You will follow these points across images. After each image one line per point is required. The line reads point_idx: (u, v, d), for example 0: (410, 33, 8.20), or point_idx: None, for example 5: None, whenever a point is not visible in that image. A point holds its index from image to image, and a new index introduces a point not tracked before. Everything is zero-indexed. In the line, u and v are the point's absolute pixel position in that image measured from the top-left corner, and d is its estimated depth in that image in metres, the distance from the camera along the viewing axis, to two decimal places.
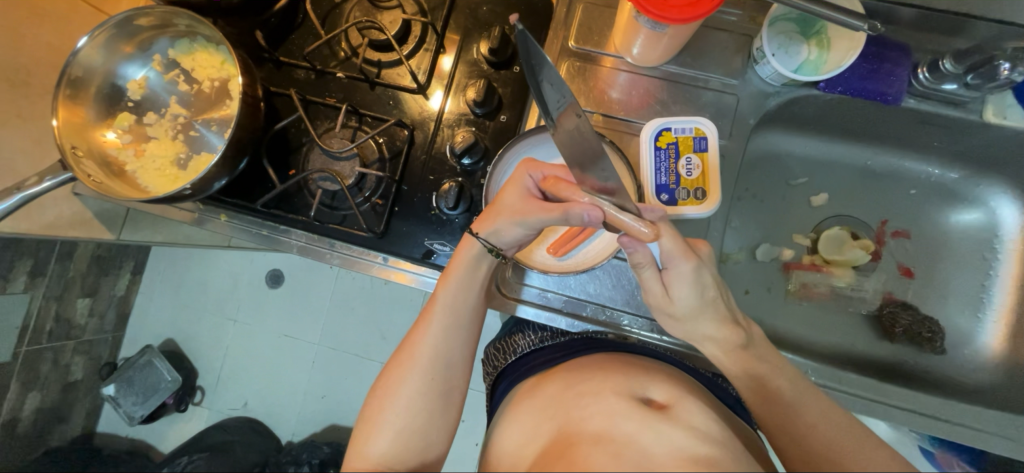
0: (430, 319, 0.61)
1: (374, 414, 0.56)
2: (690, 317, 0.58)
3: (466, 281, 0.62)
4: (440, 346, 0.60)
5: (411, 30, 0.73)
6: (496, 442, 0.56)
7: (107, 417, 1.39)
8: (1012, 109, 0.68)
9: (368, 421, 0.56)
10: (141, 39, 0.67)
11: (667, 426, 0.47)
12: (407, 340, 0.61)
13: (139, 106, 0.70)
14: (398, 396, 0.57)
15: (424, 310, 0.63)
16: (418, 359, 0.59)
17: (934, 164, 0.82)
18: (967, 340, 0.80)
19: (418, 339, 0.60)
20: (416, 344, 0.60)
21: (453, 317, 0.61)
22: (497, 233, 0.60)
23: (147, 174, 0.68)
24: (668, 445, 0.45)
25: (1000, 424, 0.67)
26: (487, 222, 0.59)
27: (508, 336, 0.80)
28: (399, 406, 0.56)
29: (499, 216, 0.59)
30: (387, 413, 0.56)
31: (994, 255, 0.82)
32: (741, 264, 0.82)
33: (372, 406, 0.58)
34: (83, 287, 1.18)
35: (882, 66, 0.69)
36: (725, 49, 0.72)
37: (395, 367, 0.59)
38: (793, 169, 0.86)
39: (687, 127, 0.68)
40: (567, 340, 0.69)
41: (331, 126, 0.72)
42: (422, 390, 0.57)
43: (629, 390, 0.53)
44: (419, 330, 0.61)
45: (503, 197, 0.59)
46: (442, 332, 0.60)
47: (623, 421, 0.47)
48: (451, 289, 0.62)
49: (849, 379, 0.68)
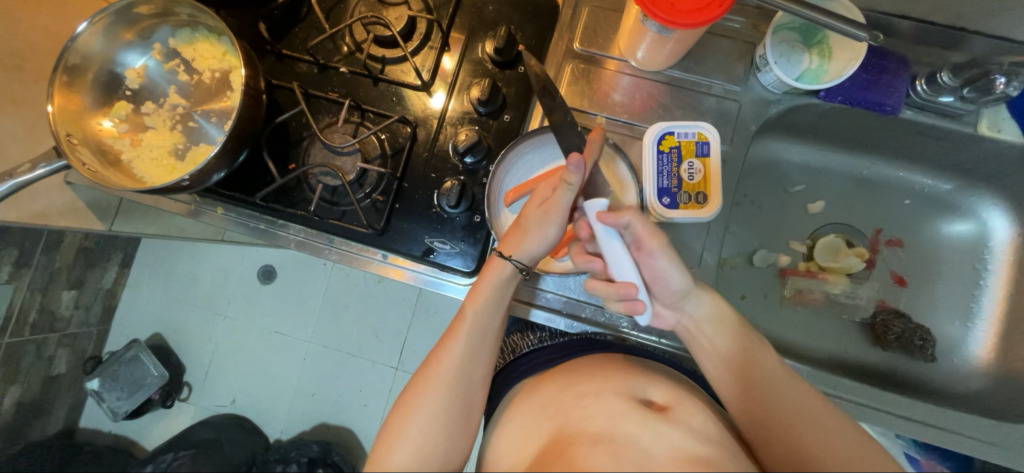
0: (457, 336, 0.60)
1: (397, 430, 0.54)
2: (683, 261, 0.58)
3: (494, 299, 0.62)
4: (465, 363, 0.59)
5: (416, 27, 0.72)
6: (495, 439, 0.56)
7: (90, 412, 1.37)
8: (1006, 122, 0.70)
9: (389, 436, 0.54)
10: (141, 27, 0.66)
11: (667, 426, 0.47)
12: (433, 355, 0.60)
13: (138, 95, 0.68)
14: (421, 413, 0.55)
15: (450, 327, 0.62)
16: (444, 374, 0.57)
17: (928, 175, 0.84)
18: (956, 348, 0.82)
19: (446, 353, 0.59)
20: (442, 358, 0.59)
21: (479, 335, 0.60)
22: (528, 248, 0.61)
23: (143, 164, 0.67)
24: (667, 445, 0.45)
25: (990, 431, 0.68)
26: (519, 240, 0.61)
27: (512, 336, 0.80)
28: (423, 420, 0.54)
29: (526, 232, 0.61)
30: (410, 425, 0.54)
31: (984, 265, 0.83)
32: (737, 269, 0.83)
33: (393, 419, 0.56)
34: (69, 279, 1.16)
35: (882, 77, 0.70)
36: (727, 56, 0.72)
37: (419, 380, 0.58)
38: (791, 176, 0.87)
39: (690, 131, 0.69)
40: (568, 340, 0.71)
41: (333, 121, 0.71)
42: (446, 402, 0.56)
43: (629, 392, 0.53)
44: (446, 345, 0.60)
45: (526, 214, 0.61)
46: (469, 348, 0.60)
47: (624, 422, 0.47)
48: (480, 307, 0.61)
49: (841, 384, 0.69)
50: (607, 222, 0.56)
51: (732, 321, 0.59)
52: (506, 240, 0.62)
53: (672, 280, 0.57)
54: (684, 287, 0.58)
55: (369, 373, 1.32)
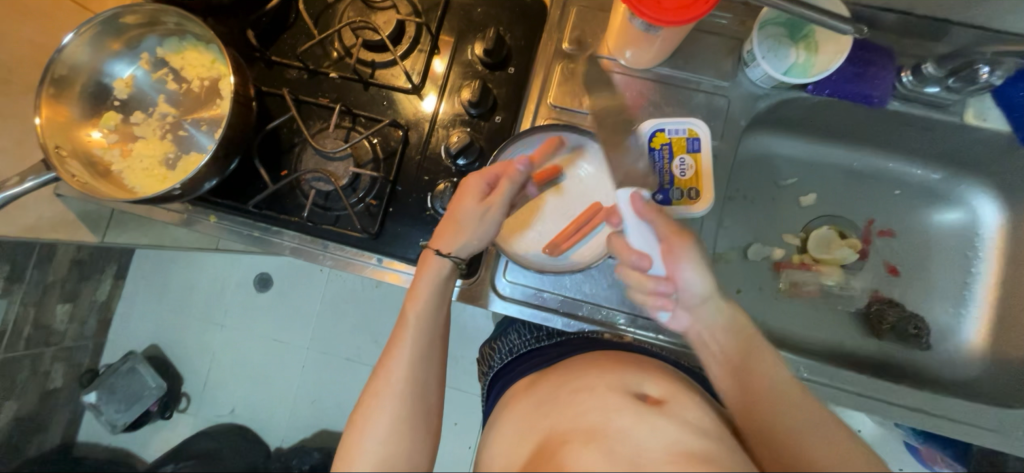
0: (402, 342, 0.58)
1: (354, 443, 0.52)
2: (711, 271, 0.57)
3: (434, 302, 0.60)
4: (415, 367, 0.57)
5: (405, 30, 0.72)
6: (493, 433, 0.56)
7: (87, 427, 1.36)
8: (991, 111, 0.71)
9: (348, 450, 0.52)
10: (129, 37, 0.66)
11: (662, 421, 0.47)
12: (381, 364, 0.58)
13: (126, 105, 0.68)
14: (377, 424, 0.53)
15: (393, 333, 0.60)
16: (394, 383, 0.55)
17: (917, 165, 0.85)
18: (950, 335, 0.83)
19: (393, 360, 0.57)
20: (390, 367, 0.57)
21: (425, 338, 0.59)
22: (464, 244, 0.60)
23: (134, 174, 0.66)
24: (662, 439, 0.45)
25: (984, 417, 0.69)
26: (458, 239, 0.60)
27: (500, 335, 0.80)
28: (379, 431, 0.53)
29: (462, 229, 0.60)
30: (368, 437, 0.52)
31: (974, 253, 0.84)
32: (731, 264, 0.84)
33: (350, 434, 0.54)
34: (63, 292, 1.15)
35: (868, 69, 0.71)
36: (716, 52, 0.73)
37: (370, 393, 0.56)
38: (782, 169, 0.87)
39: (681, 128, 0.70)
40: (563, 339, 0.69)
41: (324, 126, 0.71)
42: (401, 410, 0.54)
43: (623, 386, 0.53)
44: (391, 352, 0.58)
45: (462, 208, 0.59)
46: (416, 353, 0.58)
47: (617, 416, 0.48)
48: (422, 309, 0.59)
49: (837, 374, 0.70)
50: (641, 216, 0.57)
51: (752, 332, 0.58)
52: (437, 232, 0.62)
53: (692, 285, 0.56)
54: (706, 296, 0.56)
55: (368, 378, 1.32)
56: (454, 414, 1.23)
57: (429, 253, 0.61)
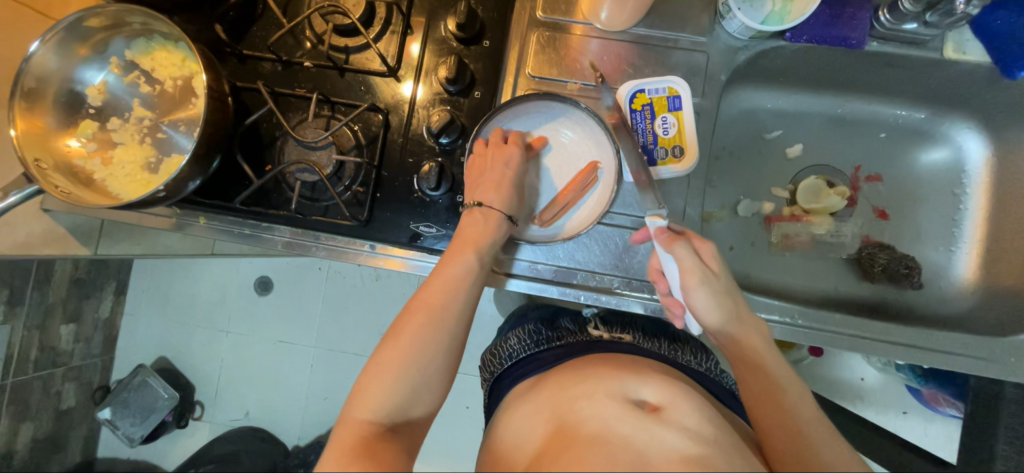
0: (444, 284, 0.56)
1: (384, 365, 0.52)
2: (725, 300, 0.57)
3: (481, 255, 0.60)
4: (454, 309, 0.56)
5: (375, 12, 0.71)
6: (491, 441, 0.57)
7: (106, 442, 1.38)
8: (970, 43, 0.70)
9: (375, 369, 0.52)
10: (95, 41, 0.65)
11: (662, 428, 0.49)
12: (418, 294, 0.56)
13: (102, 112, 0.67)
14: (411, 352, 0.52)
15: (434, 272, 0.58)
16: (436, 320, 0.54)
17: (901, 106, 0.85)
18: (944, 272, 0.84)
19: (433, 296, 0.56)
20: (430, 300, 0.55)
21: (465, 285, 0.57)
22: (505, 201, 0.63)
23: (117, 181, 0.66)
24: (662, 446, 0.47)
25: (981, 348, 0.70)
26: (500, 197, 0.62)
27: (499, 340, 0.80)
28: (412, 364, 0.52)
29: (505, 188, 0.63)
30: (397, 364, 0.52)
31: (962, 190, 0.85)
32: (723, 222, 0.84)
33: (378, 356, 0.53)
34: (65, 312, 1.16)
35: (844, 11, 0.70)
36: (692, 7, 0.72)
37: (407, 320, 0.54)
38: (767, 123, 0.87)
39: (660, 87, 0.70)
40: (564, 344, 0.70)
41: (304, 117, 0.71)
42: (434, 345, 0.53)
43: (622, 393, 0.54)
44: (436, 291, 0.56)
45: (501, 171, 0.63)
46: (457, 298, 0.56)
47: (619, 423, 0.49)
48: (474, 254, 0.59)
49: (833, 319, 0.71)
50: (666, 248, 0.58)
51: (776, 370, 0.56)
52: (482, 191, 0.63)
53: (705, 316, 0.58)
54: (716, 326, 0.58)
55: None
56: (464, 398, 1.24)
57: (491, 213, 0.62)
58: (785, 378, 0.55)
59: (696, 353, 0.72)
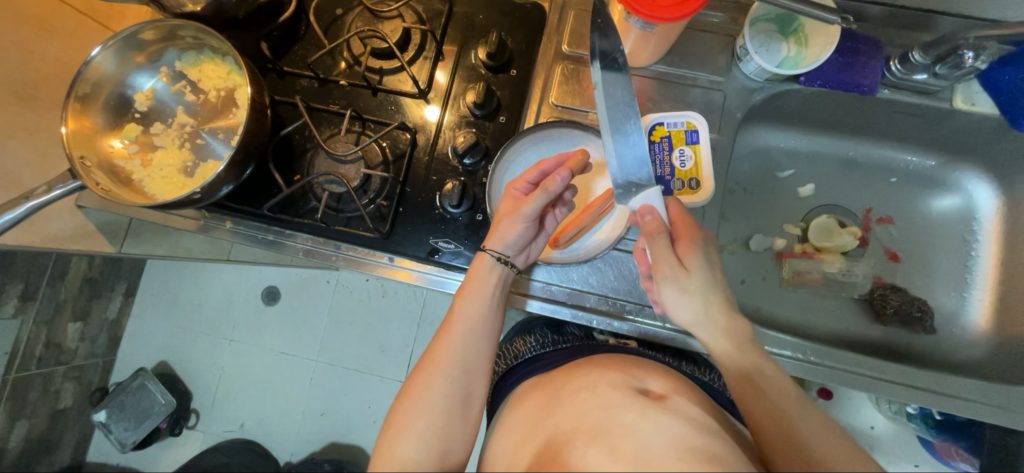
0: (453, 329, 0.59)
1: (404, 416, 0.53)
2: (696, 300, 0.56)
3: (488, 298, 0.62)
4: (465, 352, 0.58)
5: (410, 38, 0.76)
6: (494, 439, 0.56)
7: (97, 446, 1.37)
8: (979, 95, 0.73)
9: (396, 424, 0.53)
10: (149, 51, 0.69)
11: (665, 415, 0.47)
12: (431, 346, 0.59)
13: (147, 117, 0.71)
14: (427, 400, 0.54)
15: (445, 320, 0.61)
16: (447, 365, 0.56)
17: (913, 152, 0.87)
18: (955, 318, 0.84)
19: (445, 343, 0.58)
20: (442, 349, 0.58)
21: (474, 327, 0.59)
22: (502, 239, 0.63)
23: (153, 182, 0.69)
24: (667, 435, 0.44)
25: (996, 395, 0.69)
26: (495, 234, 0.63)
27: (507, 345, 0.80)
28: (430, 411, 0.53)
29: (501, 225, 0.63)
30: (416, 414, 0.53)
31: (973, 237, 0.85)
32: (735, 256, 0.85)
33: (397, 410, 0.54)
34: (74, 310, 1.17)
35: (856, 59, 0.73)
36: (711, 49, 0.76)
37: (423, 370, 0.56)
38: (780, 161, 0.89)
39: (679, 121, 0.72)
40: (568, 347, 0.70)
41: (335, 132, 0.74)
42: (449, 390, 0.54)
43: (626, 385, 0.53)
44: (446, 338, 0.58)
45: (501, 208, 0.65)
46: (466, 341, 0.58)
47: (623, 413, 0.47)
48: (481, 296, 0.62)
49: (845, 357, 0.70)
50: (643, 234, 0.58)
51: (778, 384, 0.54)
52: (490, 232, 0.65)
53: (678, 313, 0.57)
54: (692, 326, 0.57)
55: (377, 388, 1.32)
56: None
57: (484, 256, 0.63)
58: (778, 388, 0.53)
59: (699, 365, 0.73)
